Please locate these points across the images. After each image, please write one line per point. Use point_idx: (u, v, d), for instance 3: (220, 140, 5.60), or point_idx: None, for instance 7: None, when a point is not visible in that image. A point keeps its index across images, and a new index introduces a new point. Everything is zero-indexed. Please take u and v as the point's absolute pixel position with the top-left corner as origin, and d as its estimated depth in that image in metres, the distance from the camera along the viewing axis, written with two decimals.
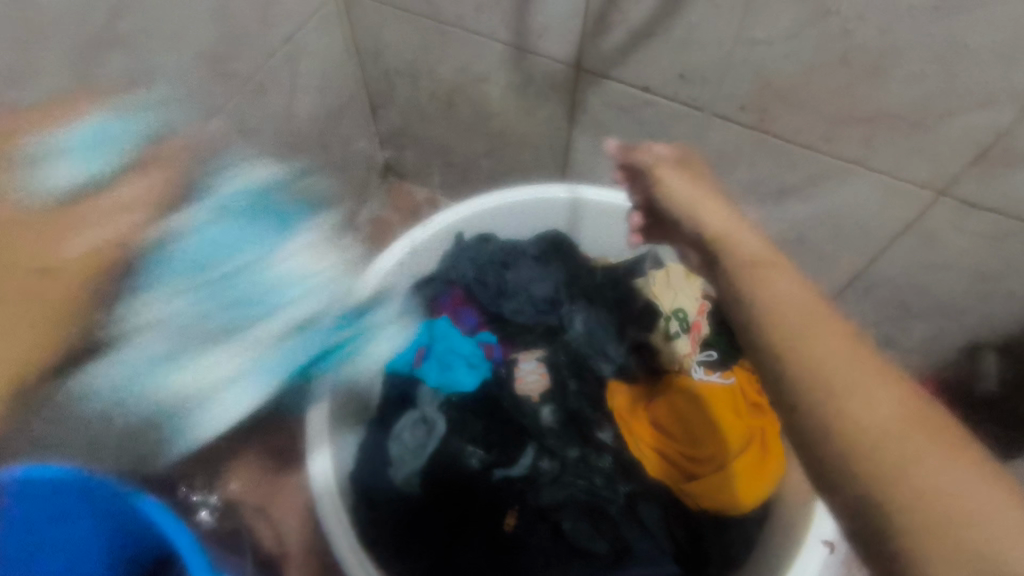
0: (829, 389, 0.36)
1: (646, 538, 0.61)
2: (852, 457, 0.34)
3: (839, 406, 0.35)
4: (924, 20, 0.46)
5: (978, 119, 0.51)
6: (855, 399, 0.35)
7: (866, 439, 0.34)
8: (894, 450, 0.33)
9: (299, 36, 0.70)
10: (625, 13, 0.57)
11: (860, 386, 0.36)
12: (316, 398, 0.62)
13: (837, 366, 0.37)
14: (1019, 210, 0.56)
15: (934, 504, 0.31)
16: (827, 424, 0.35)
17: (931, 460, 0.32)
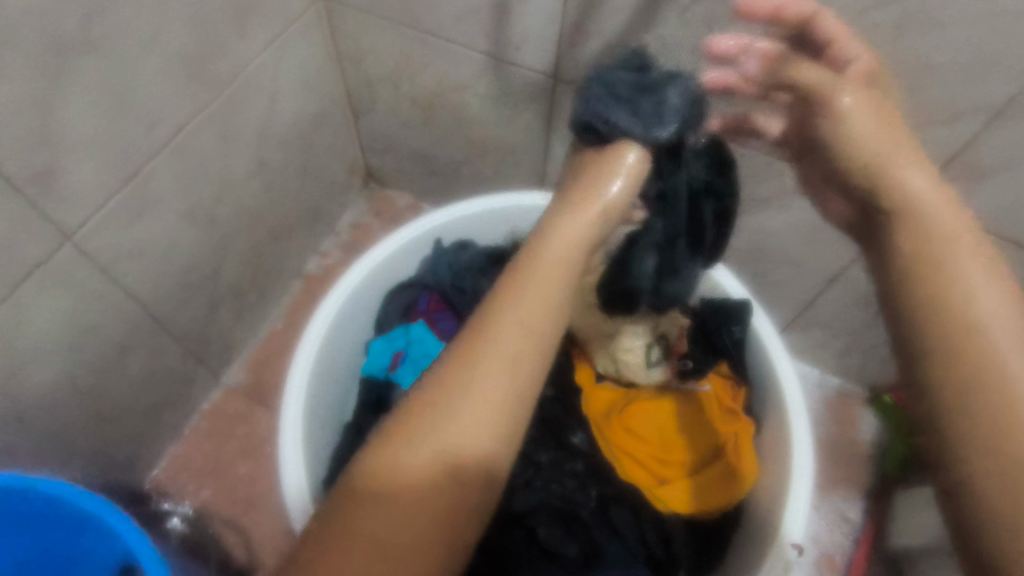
0: (961, 345, 0.37)
1: (616, 541, 0.59)
2: (967, 406, 0.36)
3: (970, 351, 0.37)
4: (889, 37, 0.48)
5: (944, 134, 0.53)
6: (978, 350, 0.36)
7: (1004, 394, 0.35)
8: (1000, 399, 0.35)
9: (281, 40, 0.70)
10: (600, 23, 0.58)
11: (1005, 335, 0.36)
12: (285, 420, 0.59)
13: (985, 291, 0.38)
14: (988, 222, 0.58)
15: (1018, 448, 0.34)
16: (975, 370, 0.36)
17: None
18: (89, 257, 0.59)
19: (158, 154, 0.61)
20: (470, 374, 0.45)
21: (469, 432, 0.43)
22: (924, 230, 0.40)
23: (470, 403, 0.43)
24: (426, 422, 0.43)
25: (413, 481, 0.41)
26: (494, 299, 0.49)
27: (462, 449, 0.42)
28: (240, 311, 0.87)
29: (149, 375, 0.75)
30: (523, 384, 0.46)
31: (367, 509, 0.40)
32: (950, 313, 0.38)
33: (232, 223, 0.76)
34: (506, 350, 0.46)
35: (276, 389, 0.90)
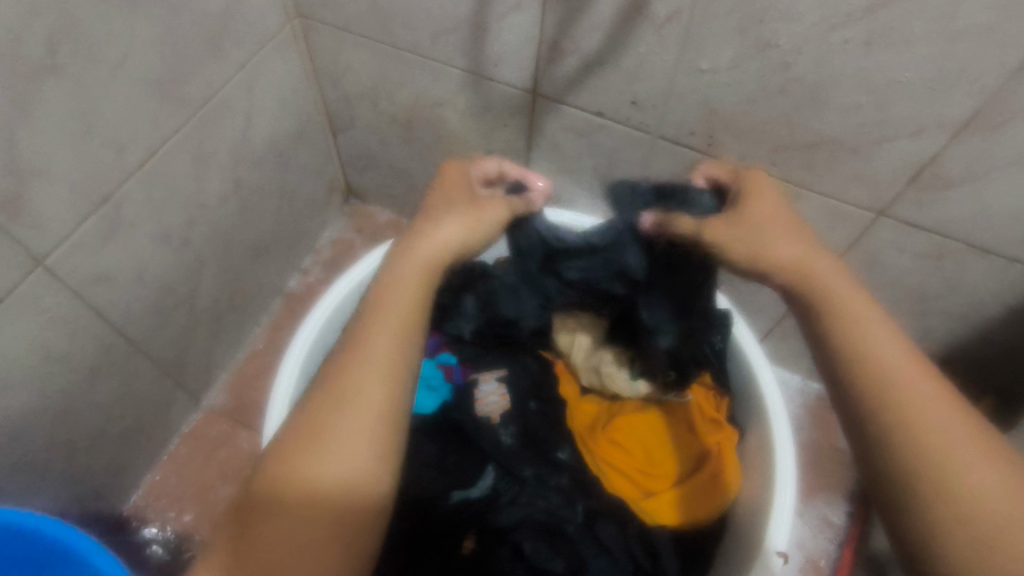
0: (894, 406, 0.40)
1: (602, 556, 0.60)
2: (908, 460, 0.39)
3: (902, 415, 0.40)
4: (855, 54, 0.49)
5: (910, 147, 0.54)
6: (909, 414, 0.40)
7: (940, 449, 0.38)
8: (920, 447, 0.39)
9: (255, 61, 0.70)
10: (575, 42, 0.59)
11: (925, 400, 0.40)
12: (269, 427, 0.59)
13: (890, 351, 0.43)
14: (957, 231, 0.59)
15: (943, 494, 0.37)
16: (892, 427, 0.40)
17: (979, 473, 0.37)
18: (61, 282, 0.58)
19: (130, 176, 0.60)
20: (350, 375, 0.45)
21: (353, 428, 0.43)
22: (841, 321, 0.44)
23: (351, 402, 0.44)
24: (320, 426, 0.43)
25: (304, 485, 0.42)
26: (363, 308, 0.50)
27: (351, 450, 0.43)
28: (219, 331, 0.86)
29: (125, 400, 0.73)
30: (399, 375, 0.47)
31: (269, 519, 0.41)
32: (883, 384, 0.41)
33: (208, 244, 0.75)
34: (384, 346, 0.47)
35: (257, 410, 0.89)
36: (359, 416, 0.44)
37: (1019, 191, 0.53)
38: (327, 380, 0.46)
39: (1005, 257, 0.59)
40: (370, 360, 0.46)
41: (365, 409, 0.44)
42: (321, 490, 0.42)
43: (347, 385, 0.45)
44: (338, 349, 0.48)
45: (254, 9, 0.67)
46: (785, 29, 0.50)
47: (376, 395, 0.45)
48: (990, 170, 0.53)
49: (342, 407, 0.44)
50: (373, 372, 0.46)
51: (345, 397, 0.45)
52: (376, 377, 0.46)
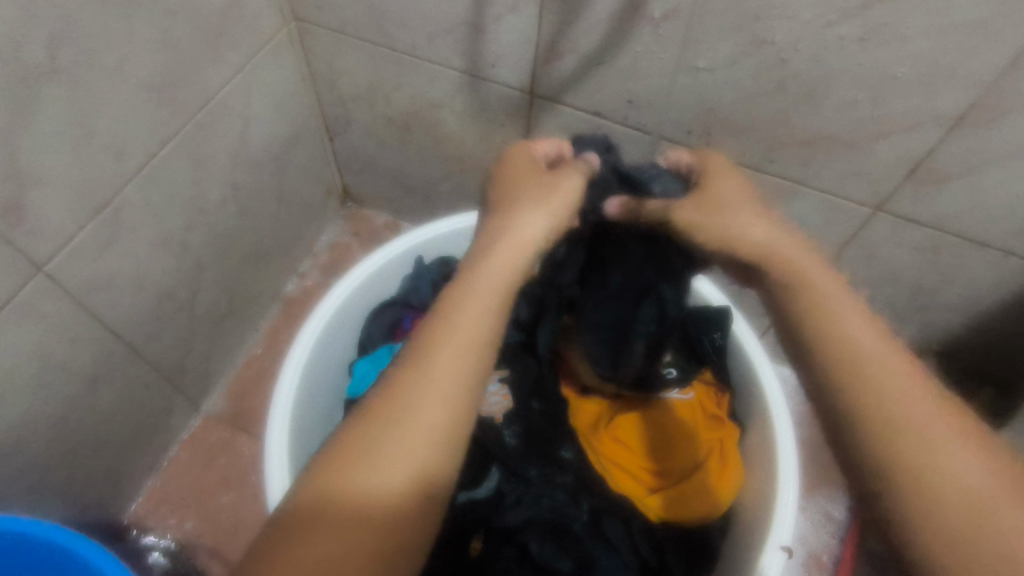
0: (868, 388, 0.39)
1: (609, 553, 0.61)
2: (883, 445, 0.37)
3: (868, 402, 0.38)
4: (851, 50, 0.50)
5: (906, 142, 0.55)
6: (881, 400, 0.38)
7: (914, 432, 0.37)
8: (888, 425, 0.37)
9: (252, 64, 0.70)
10: (574, 41, 0.59)
11: (887, 383, 0.39)
12: (274, 425, 0.59)
13: (857, 329, 0.41)
14: (953, 225, 0.60)
15: (918, 478, 0.36)
16: (864, 405, 0.38)
17: (951, 456, 0.36)
18: (60, 288, 0.57)
19: (129, 182, 0.60)
20: (422, 376, 0.42)
21: (415, 442, 0.39)
22: (811, 301, 0.42)
23: (415, 412, 0.40)
24: (376, 437, 0.39)
25: (357, 500, 0.37)
26: (441, 306, 0.46)
27: (412, 459, 0.39)
28: (218, 337, 0.85)
29: (124, 407, 0.73)
30: (471, 385, 0.42)
31: (304, 538, 0.36)
32: (851, 370, 0.39)
33: (206, 249, 0.75)
34: (461, 345, 0.43)
35: (257, 415, 0.89)
36: (421, 429, 0.40)
37: (1014, 184, 0.54)
38: (390, 384, 0.42)
39: (1001, 250, 0.60)
40: (440, 366, 0.42)
41: (429, 421, 0.40)
42: (371, 511, 0.37)
43: (411, 392, 0.41)
44: (407, 351, 0.44)
45: (251, 12, 0.66)
46: (782, 26, 0.50)
47: (444, 406, 0.41)
48: (985, 163, 0.54)
49: (404, 416, 0.40)
50: (439, 380, 0.41)
51: (409, 406, 0.40)
52: (445, 386, 0.41)
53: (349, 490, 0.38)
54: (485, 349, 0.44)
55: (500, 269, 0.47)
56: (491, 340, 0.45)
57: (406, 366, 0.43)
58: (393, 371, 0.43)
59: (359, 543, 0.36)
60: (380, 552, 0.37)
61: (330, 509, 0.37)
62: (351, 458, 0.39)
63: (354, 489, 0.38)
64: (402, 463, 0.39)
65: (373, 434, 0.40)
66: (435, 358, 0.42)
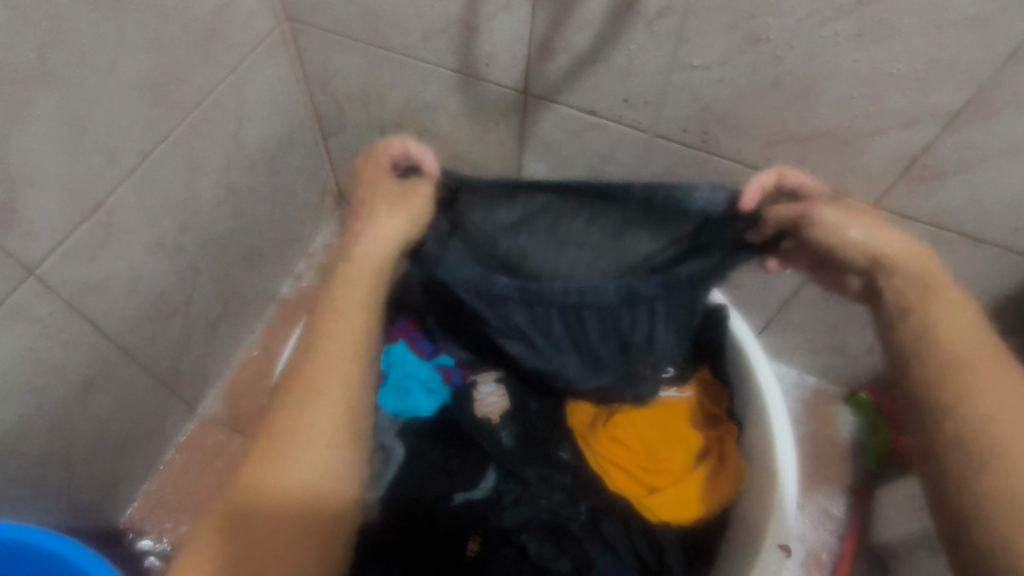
0: (959, 375, 0.45)
1: (608, 554, 0.61)
2: (966, 427, 0.44)
3: (959, 377, 0.45)
4: (847, 46, 0.49)
5: (902, 138, 0.55)
6: (969, 384, 0.45)
7: (995, 420, 0.44)
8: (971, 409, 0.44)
9: (245, 65, 0.70)
10: (567, 40, 0.59)
11: (979, 374, 0.45)
12: None
13: (957, 326, 0.47)
14: (949, 221, 0.60)
15: (987, 455, 0.43)
16: (957, 392, 0.45)
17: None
18: (51, 291, 0.57)
19: (121, 185, 0.59)
20: (308, 399, 0.51)
21: (312, 431, 0.50)
22: (922, 292, 0.49)
23: (309, 410, 0.51)
24: (277, 437, 0.50)
25: (270, 488, 0.48)
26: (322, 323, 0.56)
27: (311, 462, 0.49)
28: (214, 339, 0.85)
29: (120, 410, 0.72)
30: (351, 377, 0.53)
31: (239, 527, 0.47)
32: (948, 354, 0.46)
33: (201, 251, 0.75)
34: (338, 354, 0.53)
35: (254, 417, 0.88)
36: (317, 421, 0.51)
37: (1011, 180, 0.54)
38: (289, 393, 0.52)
39: (998, 245, 0.60)
40: (322, 368, 0.53)
41: (322, 413, 0.51)
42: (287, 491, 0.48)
43: (303, 395, 0.52)
44: (298, 364, 0.54)
45: (244, 13, 0.66)
46: (777, 22, 0.50)
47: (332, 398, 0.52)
48: (983, 159, 0.53)
49: (300, 416, 0.51)
50: (327, 379, 0.52)
51: (303, 406, 0.51)
52: (331, 383, 0.52)
53: (270, 481, 0.48)
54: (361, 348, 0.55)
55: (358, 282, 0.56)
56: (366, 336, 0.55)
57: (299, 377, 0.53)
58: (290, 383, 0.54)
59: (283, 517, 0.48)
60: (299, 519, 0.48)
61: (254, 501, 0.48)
62: (266, 456, 0.50)
63: (269, 479, 0.49)
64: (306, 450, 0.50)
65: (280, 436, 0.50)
66: (320, 363, 0.53)
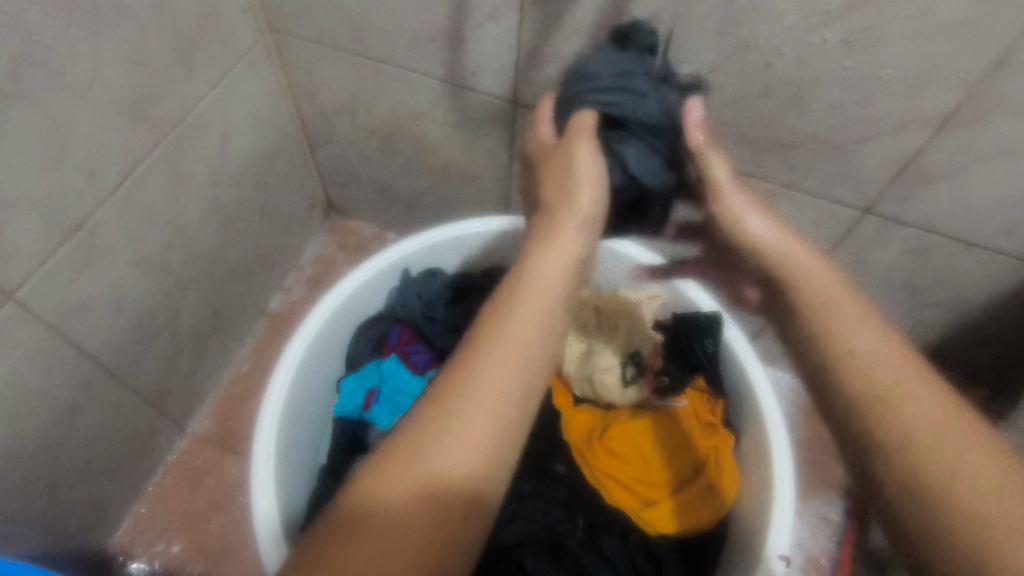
0: (882, 405, 0.39)
1: (605, 567, 0.60)
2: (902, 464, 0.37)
3: (882, 409, 0.39)
4: (836, 53, 0.49)
5: (893, 143, 0.54)
6: (889, 403, 0.39)
7: (929, 449, 0.37)
8: (903, 444, 0.38)
9: (229, 77, 0.69)
10: (556, 50, 0.58)
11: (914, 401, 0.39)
12: (260, 441, 0.58)
13: (877, 353, 0.41)
14: (941, 225, 0.60)
15: (930, 494, 0.36)
16: (875, 430, 0.39)
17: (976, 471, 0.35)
18: (32, 315, 0.56)
19: (102, 204, 0.58)
20: (469, 398, 0.42)
21: (470, 444, 0.41)
22: (826, 323, 0.44)
23: (468, 414, 0.41)
24: (425, 438, 0.41)
25: (402, 504, 0.38)
26: (492, 313, 0.46)
27: (458, 470, 0.40)
28: (203, 356, 0.84)
29: (107, 432, 0.71)
30: (523, 392, 0.44)
31: (356, 540, 0.37)
32: (869, 378, 0.40)
33: (187, 268, 0.73)
34: (509, 361, 0.44)
35: (245, 435, 0.87)
36: (482, 429, 0.41)
37: (1001, 184, 0.54)
38: (446, 385, 0.43)
39: (990, 249, 0.60)
40: (484, 366, 0.43)
41: (484, 423, 0.42)
42: (416, 507, 0.39)
43: (464, 395, 0.42)
44: (457, 353, 0.45)
45: (225, 26, 0.65)
46: (765, 31, 0.50)
47: (499, 408, 0.42)
48: (972, 163, 0.53)
49: (461, 422, 0.41)
50: (489, 380, 0.43)
51: (467, 411, 0.41)
52: (498, 387, 0.43)
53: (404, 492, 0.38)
54: (534, 363, 0.45)
55: (541, 289, 0.47)
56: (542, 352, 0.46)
57: (457, 368, 0.44)
58: (444, 372, 0.44)
59: (404, 539, 0.38)
60: (426, 543, 0.38)
61: (377, 511, 0.38)
62: (410, 461, 0.40)
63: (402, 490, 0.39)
64: (455, 466, 0.40)
65: (428, 441, 0.40)
66: (483, 361, 0.43)
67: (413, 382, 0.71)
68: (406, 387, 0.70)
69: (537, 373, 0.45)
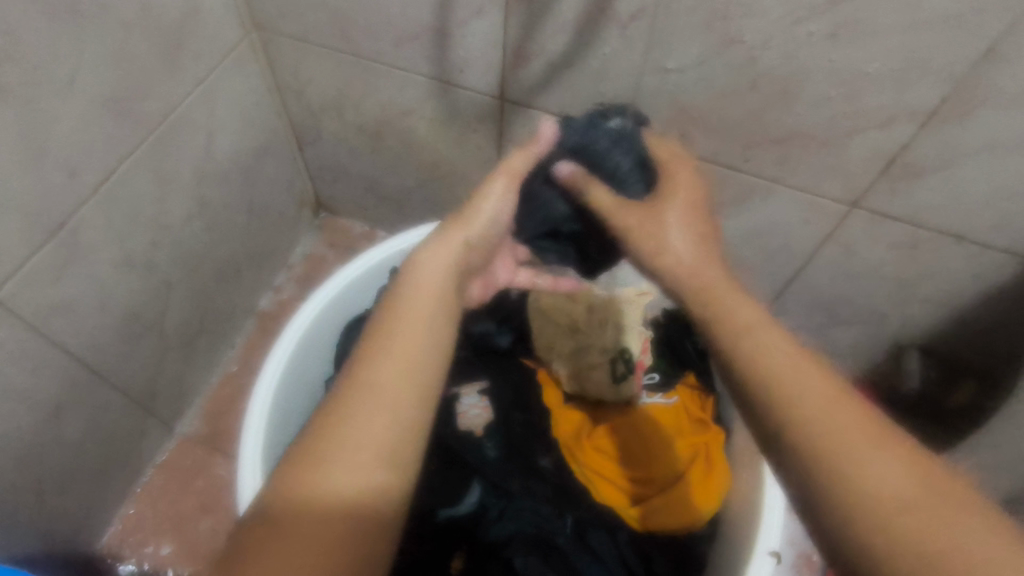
0: (788, 405, 0.38)
1: (595, 565, 0.59)
2: (810, 462, 0.36)
3: (787, 408, 0.38)
4: (822, 47, 0.49)
5: (881, 137, 0.54)
6: (795, 402, 0.38)
7: (837, 444, 0.35)
8: (816, 442, 0.36)
9: (214, 75, 0.68)
10: (542, 46, 0.58)
11: (815, 398, 0.37)
12: (245, 440, 0.57)
13: (773, 353, 0.40)
14: (930, 220, 0.59)
15: (839, 493, 0.34)
16: (789, 434, 0.37)
17: (878, 464, 0.34)
18: (14, 316, 0.55)
19: (85, 203, 0.57)
20: (355, 395, 0.39)
21: (366, 439, 0.37)
22: (728, 328, 0.43)
23: (359, 412, 0.38)
24: (315, 444, 0.37)
25: (300, 511, 0.35)
26: (380, 315, 0.44)
27: (351, 467, 0.36)
28: (191, 356, 0.83)
29: (94, 434, 0.70)
30: (417, 379, 0.40)
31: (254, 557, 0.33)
32: (773, 377, 0.39)
33: (173, 267, 0.73)
34: (398, 352, 0.41)
35: (233, 436, 0.86)
36: (374, 421, 0.38)
37: (987, 178, 0.54)
38: (335, 392, 0.40)
39: (978, 243, 0.59)
40: (370, 363, 0.41)
41: (375, 415, 0.38)
42: (315, 512, 0.35)
43: (354, 393, 0.39)
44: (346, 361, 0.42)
45: (210, 24, 0.64)
46: (751, 25, 0.49)
47: (393, 399, 0.39)
48: (960, 156, 0.53)
49: (352, 420, 0.38)
50: (376, 375, 0.40)
51: (357, 407, 0.38)
52: (388, 379, 0.40)
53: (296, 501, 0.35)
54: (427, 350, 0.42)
55: (425, 282, 0.46)
56: (436, 338, 0.43)
57: (347, 372, 0.41)
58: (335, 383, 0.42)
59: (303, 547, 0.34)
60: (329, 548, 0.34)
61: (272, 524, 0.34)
62: (297, 471, 0.36)
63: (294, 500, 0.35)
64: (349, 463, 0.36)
65: (319, 445, 0.37)
66: (371, 359, 0.41)
67: None
68: None
69: (432, 358, 0.42)
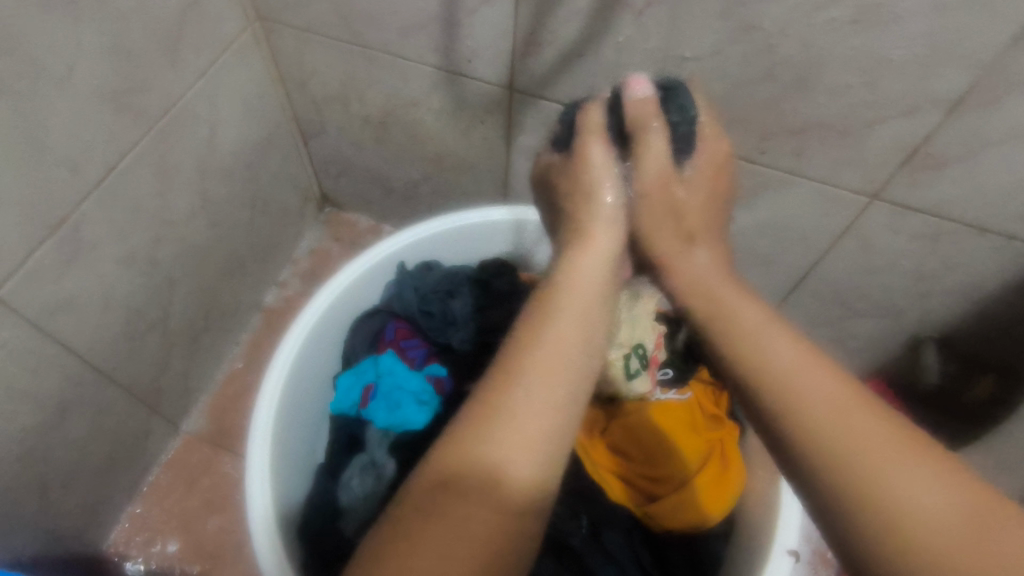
0: (793, 408, 0.36)
1: (609, 566, 0.58)
2: (824, 469, 0.34)
3: (789, 409, 0.37)
4: (843, 33, 0.47)
5: (903, 126, 0.52)
6: (805, 405, 0.36)
7: (851, 452, 0.34)
8: (824, 445, 0.34)
9: (216, 67, 0.66)
10: (554, 34, 0.56)
11: (823, 399, 0.36)
12: (253, 443, 0.56)
13: (782, 352, 0.39)
14: (952, 211, 0.58)
15: (849, 500, 0.33)
16: (800, 440, 0.36)
17: (902, 474, 0.32)
18: (15, 314, 0.54)
19: (86, 200, 0.56)
20: (520, 386, 0.39)
21: (531, 432, 0.38)
22: (727, 329, 0.43)
23: (528, 402, 0.39)
24: (480, 430, 0.38)
25: (458, 501, 0.36)
26: (533, 309, 0.45)
27: (517, 459, 0.37)
28: (196, 353, 0.82)
29: (99, 433, 0.70)
30: (578, 377, 0.41)
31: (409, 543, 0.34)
32: (782, 380, 0.38)
33: (177, 264, 0.71)
34: (560, 350, 0.41)
35: (239, 433, 0.85)
36: (543, 415, 0.38)
37: (1013, 168, 0.52)
38: (496, 378, 0.40)
39: (1000, 233, 0.58)
40: (532, 355, 0.41)
41: (541, 409, 0.39)
42: (466, 500, 0.36)
43: (513, 384, 0.39)
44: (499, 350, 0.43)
45: (211, 15, 0.63)
46: (770, 11, 0.48)
47: (560, 394, 0.40)
48: (984, 146, 0.51)
49: (518, 411, 0.38)
50: (539, 368, 0.40)
51: (520, 398, 0.39)
52: (553, 375, 0.40)
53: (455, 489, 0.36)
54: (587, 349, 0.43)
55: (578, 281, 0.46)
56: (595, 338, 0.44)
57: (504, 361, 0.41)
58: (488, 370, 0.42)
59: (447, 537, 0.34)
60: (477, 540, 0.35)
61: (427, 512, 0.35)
62: (456, 458, 0.37)
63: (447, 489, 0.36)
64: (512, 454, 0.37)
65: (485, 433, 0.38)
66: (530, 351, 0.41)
67: (411, 380, 0.66)
68: (403, 386, 0.66)
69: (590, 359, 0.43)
